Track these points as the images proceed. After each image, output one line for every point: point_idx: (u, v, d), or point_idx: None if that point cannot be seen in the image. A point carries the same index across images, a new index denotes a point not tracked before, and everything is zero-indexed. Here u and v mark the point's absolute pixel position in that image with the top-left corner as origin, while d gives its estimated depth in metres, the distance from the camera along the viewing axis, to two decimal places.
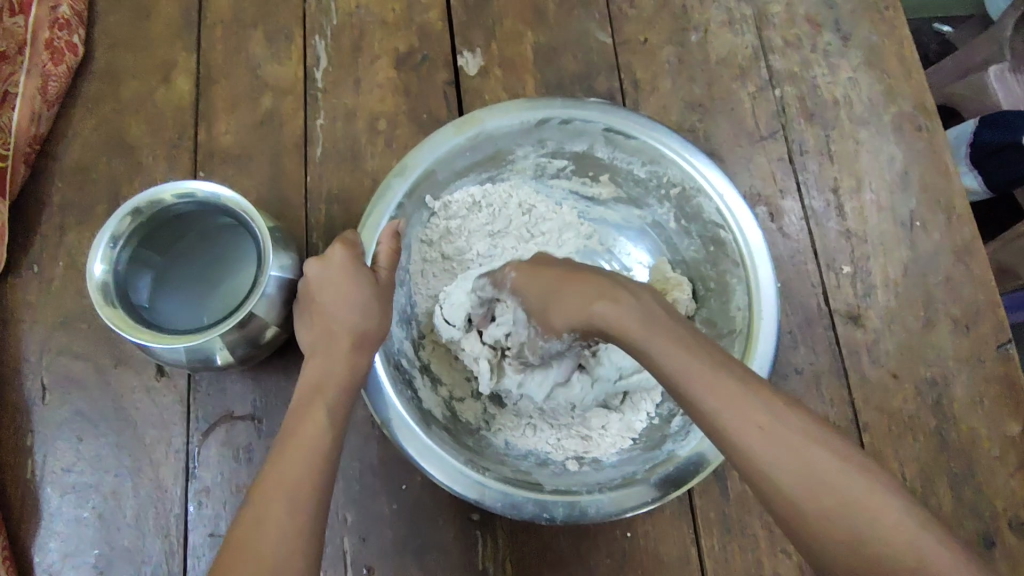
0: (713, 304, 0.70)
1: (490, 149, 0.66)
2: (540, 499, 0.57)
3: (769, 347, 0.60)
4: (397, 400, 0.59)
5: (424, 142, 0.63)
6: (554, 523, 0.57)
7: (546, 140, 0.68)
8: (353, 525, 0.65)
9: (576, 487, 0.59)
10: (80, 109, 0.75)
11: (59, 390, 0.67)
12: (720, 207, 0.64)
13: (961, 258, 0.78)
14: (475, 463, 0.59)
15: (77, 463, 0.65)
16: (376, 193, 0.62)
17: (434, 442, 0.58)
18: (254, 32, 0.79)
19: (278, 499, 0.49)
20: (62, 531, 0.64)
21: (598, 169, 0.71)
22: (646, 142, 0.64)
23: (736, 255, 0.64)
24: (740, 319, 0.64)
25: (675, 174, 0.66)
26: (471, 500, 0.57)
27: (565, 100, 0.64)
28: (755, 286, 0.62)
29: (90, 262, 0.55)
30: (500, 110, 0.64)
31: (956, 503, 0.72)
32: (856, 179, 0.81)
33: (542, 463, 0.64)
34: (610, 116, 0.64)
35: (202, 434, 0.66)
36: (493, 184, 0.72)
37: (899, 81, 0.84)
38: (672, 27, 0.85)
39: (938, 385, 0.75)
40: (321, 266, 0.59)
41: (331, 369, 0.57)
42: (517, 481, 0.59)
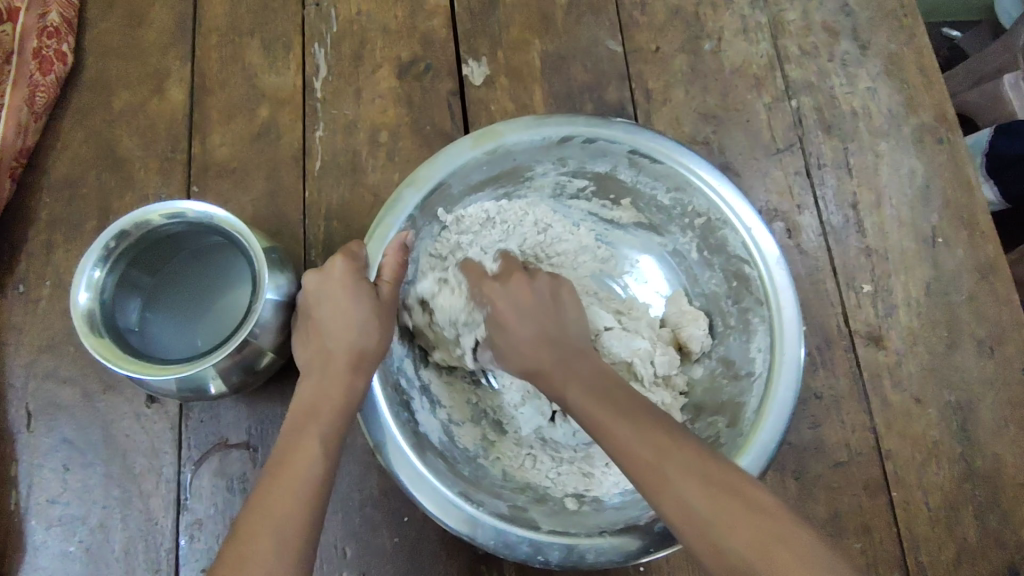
0: (732, 342, 0.67)
1: (507, 165, 0.64)
2: (536, 541, 0.54)
3: (790, 390, 0.57)
4: (394, 422, 0.55)
5: (440, 153, 0.59)
6: (548, 567, 0.54)
7: (567, 159, 0.65)
8: (353, 559, 0.62)
9: (575, 528, 0.56)
10: (70, 121, 0.72)
11: (45, 417, 0.64)
12: (746, 241, 0.61)
13: (984, 277, 0.75)
14: (470, 495, 0.56)
15: (63, 494, 0.62)
16: (385, 203, 0.58)
17: (430, 472, 0.55)
18: (251, 40, 0.76)
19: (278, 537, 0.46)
20: (48, 566, 0.61)
21: (620, 191, 0.69)
22: (672, 168, 0.62)
23: (760, 292, 0.62)
24: (759, 362, 0.61)
25: (700, 203, 0.63)
26: (463, 537, 0.54)
27: (590, 119, 0.61)
28: (778, 326, 0.59)
29: (73, 289, 0.52)
30: (521, 125, 0.61)
31: (982, 534, 0.69)
32: (876, 194, 0.78)
33: (540, 499, 0.61)
34: (637, 139, 0.61)
35: (194, 464, 0.63)
36: (509, 200, 0.69)
37: (920, 90, 0.81)
38: (684, 35, 0.82)
39: (962, 411, 0.72)
40: (319, 279, 0.57)
41: (328, 395, 0.55)
42: (513, 517, 0.56)
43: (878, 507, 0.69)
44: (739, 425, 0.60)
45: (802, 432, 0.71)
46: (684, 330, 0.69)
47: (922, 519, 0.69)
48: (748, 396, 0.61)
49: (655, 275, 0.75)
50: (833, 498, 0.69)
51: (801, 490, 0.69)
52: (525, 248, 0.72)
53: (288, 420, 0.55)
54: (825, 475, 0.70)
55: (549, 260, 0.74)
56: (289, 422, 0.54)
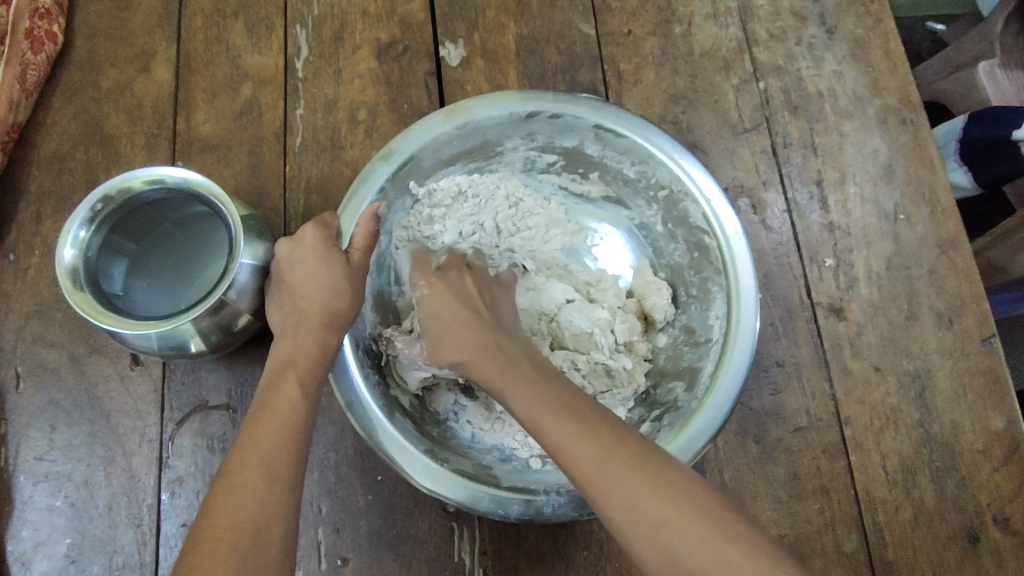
0: (693, 311, 0.69)
1: (478, 139, 0.66)
2: (497, 496, 0.57)
3: (743, 357, 0.60)
4: (362, 382, 0.59)
5: (411, 128, 0.62)
6: (508, 520, 0.57)
7: (536, 134, 0.67)
8: (328, 516, 0.65)
9: (534, 484, 0.59)
10: (59, 98, 0.75)
11: (33, 378, 0.67)
12: (706, 212, 0.63)
13: (945, 252, 0.78)
14: (434, 452, 0.59)
15: (50, 452, 0.65)
16: (359, 175, 0.61)
17: (398, 431, 0.58)
18: (235, 22, 0.79)
19: (250, 474, 0.49)
20: (34, 520, 0.63)
21: (588, 166, 0.71)
22: (636, 141, 0.64)
23: (719, 262, 0.64)
24: (717, 329, 0.64)
25: (664, 176, 0.65)
26: (431, 492, 0.57)
27: (556, 95, 0.64)
28: (736, 293, 0.61)
29: (59, 248, 0.55)
30: (489, 101, 0.63)
31: (939, 496, 0.71)
32: (840, 172, 0.81)
33: (505, 458, 0.64)
34: (601, 114, 0.64)
35: (176, 424, 0.65)
36: (481, 174, 0.71)
37: (884, 73, 0.84)
38: (656, 19, 0.85)
39: (921, 379, 0.74)
40: (291, 247, 0.60)
41: (302, 348, 0.57)
42: (476, 475, 0.59)
43: (837, 470, 0.72)
44: (696, 387, 0.63)
45: (764, 399, 0.73)
46: (648, 300, 0.72)
47: (880, 483, 0.72)
48: (705, 361, 0.64)
49: (620, 249, 0.78)
50: (794, 462, 0.72)
51: (763, 455, 0.72)
52: (499, 222, 0.74)
53: (266, 372, 0.58)
54: (786, 440, 0.72)
55: (521, 234, 0.75)
56: (267, 374, 0.57)
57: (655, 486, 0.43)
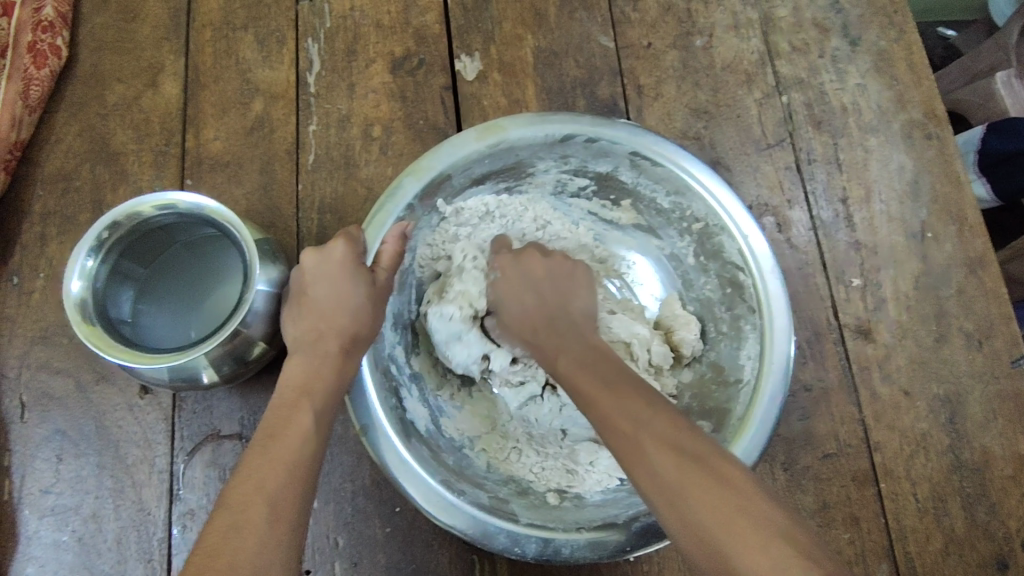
0: (723, 348, 0.67)
1: (509, 160, 0.64)
2: (514, 533, 0.55)
3: (775, 400, 0.58)
4: (381, 407, 0.56)
5: (442, 145, 0.60)
6: (524, 558, 0.55)
7: (569, 157, 0.65)
8: (345, 549, 0.63)
9: (553, 522, 0.57)
10: (64, 114, 0.73)
11: (38, 407, 0.64)
12: (742, 248, 0.61)
13: (973, 271, 0.76)
14: (452, 484, 0.57)
15: (56, 484, 0.62)
16: (387, 191, 0.59)
17: (413, 459, 0.56)
18: (245, 35, 0.76)
19: (268, 512, 0.46)
20: (40, 556, 0.61)
21: (620, 193, 0.69)
22: (672, 171, 0.62)
23: (754, 300, 0.62)
24: (748, 369, 0.62)
25: (699, 208, 0.63)
26: (442, 524, 0.55)
27: (594, 118, 0.62)
28: (769, 332, 0.60)
29: (66, 278, 0.52)
30: (524, 120, 0.61)
31: (970, 524, 0.69)
32: (866, 189, 0.79)
33: (522, 492, 0.62)
34: (638, 140, 0.62)
35: (187, 454, 0.63)
36: (509, 195, 0.69)
37: (909, 86, 0.82)
38: (677, 31, 0.83)
39: (951, 403, 0.72)
40: (318, 259, 0.58)
41: (319, 375, 0.55)
42: (493, 508, 0.57)
43: (866, 498, 0.70)
44: (724, 429, 0.61)
45: (791, 424, 0.72)
46: (676, 333, 0.69)
47: (910, 511, 0.70)
48: (734, 402, 0.61)
49: (648, 278, 0.76)
50: (822, 490, 0.70)
51: (791, 482, 0.70)
52: (524, 244, 0.73)
53: (279, 393, 0.55)
54: (815, 466, 0.71)
55: None
56: (280, 398, 0.55)
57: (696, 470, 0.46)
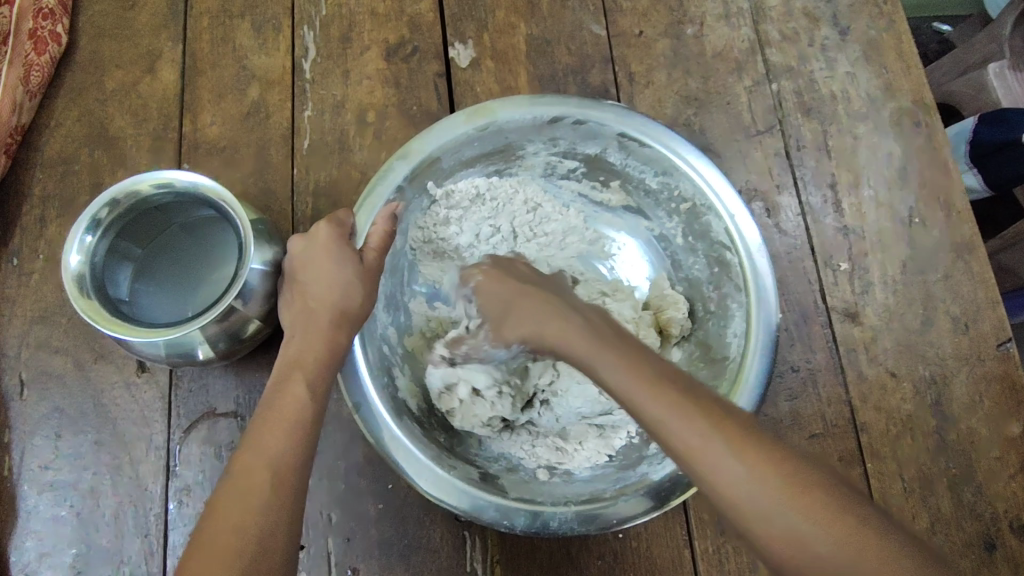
0: (710, 326, 0.68)
1: (499, 142, 0.65)
2: (503, 506, 0.56)
3: (758, 374, 0.59)
4: (372, 385, 0.58)
5: (432, 128, 0.61)
6: (513, 531, 0.56)
7: (558, 139, 0.66)
8: (339, 525, 0.64)
9: (542, 497, 0.58)
10: (64, 100, 0.74)
11: (37, 386, 0.65)
12: (729, 227, 0.62)
13: (960, 256, 0.77)
14: (443, 459, 0.58)
15: (55, 460, 0.64)
16: (378, 172, 0.60)
17: (404, 433, 0.57)
18: (242, 23, 0.78)
19: (261, 478, 0.48)
20: (39, 530, 0.62)
21: (609, 174, 0.70)
22: (659, 152, 0.63)
23: (740, 278, 0.63)
24: (735, 347, 0.63)
25: (687, 188, 0.64)
26: (435, 500, 0.56)
27: (582, 99, 0.63)
28: (754, 309, 0.61)
29: (65, 253, 0.53)
30: (513, 103, 0.62)
31: (956, 504, 0.70)
32: (854, 175, 0.80)
33: (512, 468, 0.64)
34: (626, 122, 0.63)
35: (183, 432, 0.64)
36: (500, 178, 0.70)
37: (897, 74, 0.83)
38: (668, 20, 0.84)
39: (937, 385, 0.73)
40: (304, 243, 0.59)
41: (310, 351, 0.56)
42: (483, 483, 0.58)
43: (854, 478, 0.71)
44: None
45: (780, 406, 0.73)
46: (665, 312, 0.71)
47: (897, 491, 0.71)
48: (722, 378, 0.63)
49: (637, 259, 0.77)
50: None
51: None
52: (516, 226, 0.74)
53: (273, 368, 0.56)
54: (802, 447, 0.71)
55: (538, 239, 0.75)
56: (274, 374, 0.56)
57: (761, 462, 0.44)
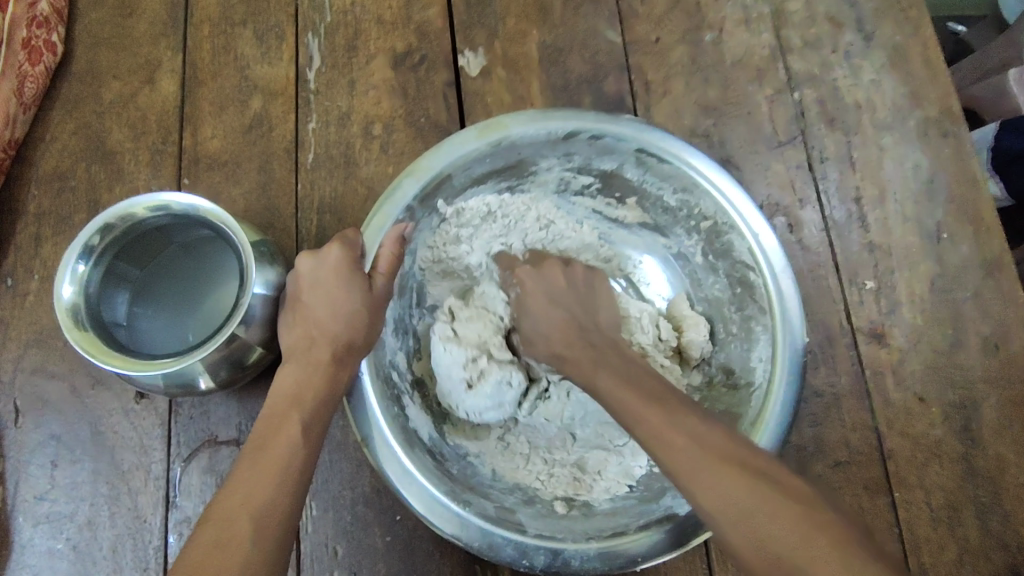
0: (733, 349, 0.65)
1: (512, 159, 0.62)
2: (521, 544, 0.54)
3: (787, 401, 0.56)
4: (382, 416, 0.55)
5: (442, 144, 0.58)
6: (532, 571, 0.54)
7: (573, 155, 0.63)
8: (344, 559, 0.61)
9: (561, 532, 0.56)
10: (59, 112, 0.71)
11: (33, 412, 0.63)
12: (753, 248, 0.59)
13: (989, 273, 0.74)
14: (457, 493, 0.55)
15: (50, 491, 0.61)
16: (384, 192, 0.57)
17: (418, 468, 0.55)
18: (244, 30, 0.75)
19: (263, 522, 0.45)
20: (34, 564, 0.60)
21: (625, 190, 0.67)
22: (679, 168, 0.60)
23: (764, 301, 0.60)
24: (760, 371, 0.60)
25: (707, 206, 0.61)
26: (447, 535, 0.54)
27: (598, 114, 0.60)
28: (781, 334, 0.58)
29: (57, 283, 0.51)
30: (526, 118, 0.59)
31: (985, 535, 0.67)
32: (879, 188, 0.77)
33: (529, 501, 0.60)
34: (645, 137, 0.60)
35: (183, 461, 0.62)
36: (511, 195, 0.67)
37: (924, 83, 0.80)
38: (685, 26, 0.81)
39: (966, 409, 0.70)
40: (314, 262, 0.56)
41: (308, 386, 0.54)
42: (499, 518, 0.55)
43: (879, 507, 0.68)
44: None
45: (802, 431, 0.70)
46: (685, 333, 0.67)
47: (923, 520, 0.68)
48: (746, 405, 0.60)
49: (656, 277, 0.74)
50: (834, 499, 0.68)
51: None
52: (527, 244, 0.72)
53: (277, 399, 0.53)
54: (826, 475, 0.69)
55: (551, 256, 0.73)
56: (280, 404, 0.53)
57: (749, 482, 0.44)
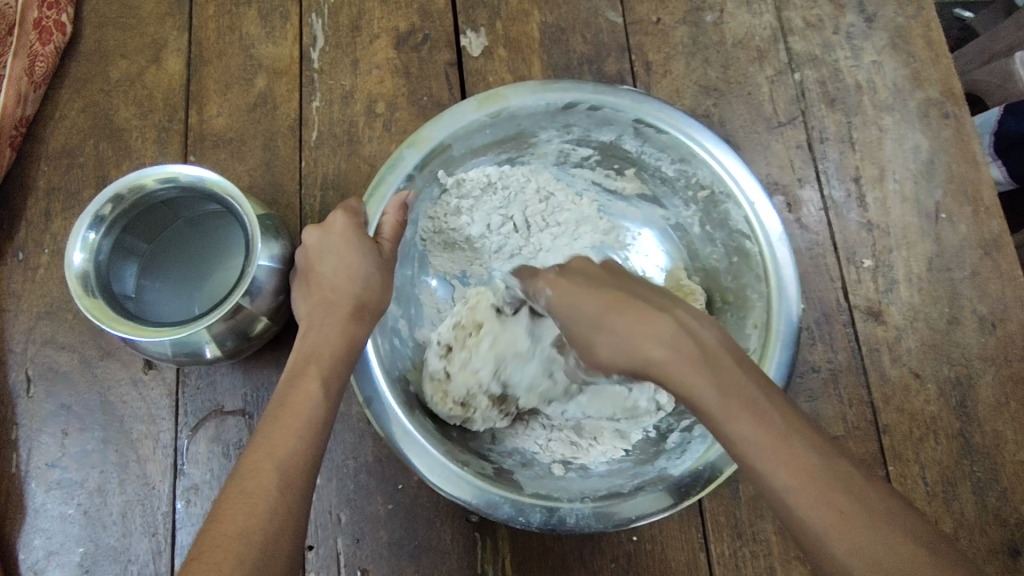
0: (729, 318, 0.66)
1: (511, 129, 0.63)
2: (518, 502, 0.55)
3: (780, 367, 0.57)
4: (384, 378, 0.57)
5: (442, 114, 0.60)
6: (529, 528, 0.55)
7: (572, 126, 0.64)
8: (347, 526, 0.63)
9: (557, 493, 0.57)
10: (68, 90, 0.72)
11: (44, 382, 0.65)
12: (749, 216, 0.60)
13: (988, 253, 0.74)
14: (455, 454, 0.57)
15: (62, 458, 0.63)
16: (386, 162, 0.59)
17: (416, 428, 0.56)
18: (249, 10, 0.76)
19: (265, 482, 0.46)
20: (47, 528, 0.62)
21: (624, 161, 0.68)
22: (675, 137, 0.61)
23: (760, 269, 0.61)
24: (755, 339, 0.61)
25: (704, 175, 0.62)
26: (446, 494, 0.55)
27: (596, 85, 0.61)
28: (775, 301, 0.58)
29: (69, 250, 0.52)
30: (525, 89, 0.60)
31: (980, 509, 0.68)
32: (879, 168, 0.77)
33: (527, 464, 0.62)
34: (642, 107, 0.61)
35: (191, 429, 0.63)
36: (512, 166, 0.69)
37: (925, 63, 0.80)
38: (687, 6, 0.81)
39: (963, 386, 0.71)
40: (320, 235, 0.57)
41: (327, 341, 0.54)
42: (497, 478, 0.57)
43: None
44: None
45: (799, 407, 0.71)
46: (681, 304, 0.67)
47: (919, 495, 0.68)
48: None
49: (653, 248, 0.74)
50: None
51: None
52: (528, 216, 0.71)
53: (289, 365, 0.55)
54: None
55: (550, 229, 0.73)
56: (289, 370, 0.54)
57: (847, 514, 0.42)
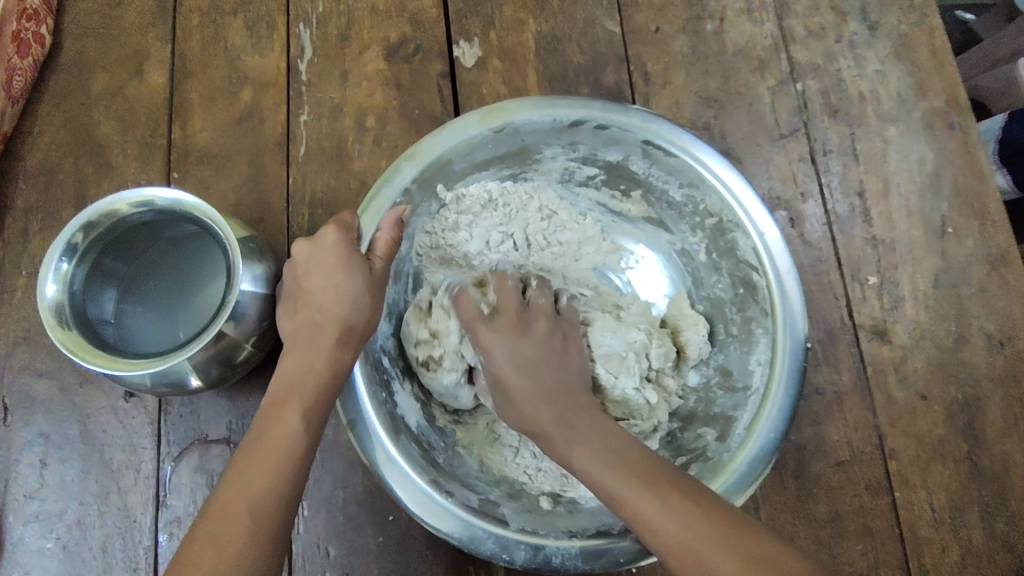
0: (732, 351, 0.63)
1: (514, 145, 0.61)
2: (502, 538, 0.53)
3: (780, 408, 0.56)
4: (372, 403, 0.54)
5: (444, 127, 0.58)
6: (511, 565, 0.53)
7: (578, 144, 0.62)
8: (336, 559, 0.61)
9: (544, 529, 0.55)
10: (46, 105, 0.70)
11: (22, 410, 0.62)
12: (758, 247, 0.58)
13: (995, 268, 0.72)
14: (440, 483, 0.55)
15: (40, 490, 0.61)
16: (383, 174, 0.57)
17: (402, 455, 0.54)
18: (234, 20, 0.73)
19: (244, 526, 0.44)
20: (24, 563, 0.59)
21: (631, 183, 0.66)
22: (684, 162, 0.59)
23: (767, 303, 0.59)
24: (757, 376, 0.59)
25: (713, 202, 0.60)
26: (427, 524, 0.53)
27: (605, 103, 0.59)
28: (778, 338, 0.57)
29: (41, 282, 0.51)
30: (531, 104, 0.59)
31: (988, 536, 0.66)
32: (883, 181, 0.75)
33: (513, 495, 0.59)
34: (651, 128, 0.59)
35: (174, 459, 0.61)
36: (515, 182, 0.66)
37: (930, 73, 0.78)
38: (686, 15, 0.79)
39: (970, 408, 0.69)
40: (311, 250, 0.55)
41: (312, 372, 0.52)
42: (483, 510, 0.55)
43: (880, 506, 0.67)
44: (728, 438, 0.58)
45: (803, 430, 0.69)
46: (682, 333, 0.65)
47: (925, 522, 0.67)
48: (741, 410, 0.59)
49: (656, 273, 0.71)
50: (834, 499, 0.67)
51: (801, 491, 0.67)
52: (528, 234, 0.69)
53: (270, 394, 0.53)
54: (826, 474, 0.68)
55: (551, 249, 0.70)
56: (271, 401, 0.52)
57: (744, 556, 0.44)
